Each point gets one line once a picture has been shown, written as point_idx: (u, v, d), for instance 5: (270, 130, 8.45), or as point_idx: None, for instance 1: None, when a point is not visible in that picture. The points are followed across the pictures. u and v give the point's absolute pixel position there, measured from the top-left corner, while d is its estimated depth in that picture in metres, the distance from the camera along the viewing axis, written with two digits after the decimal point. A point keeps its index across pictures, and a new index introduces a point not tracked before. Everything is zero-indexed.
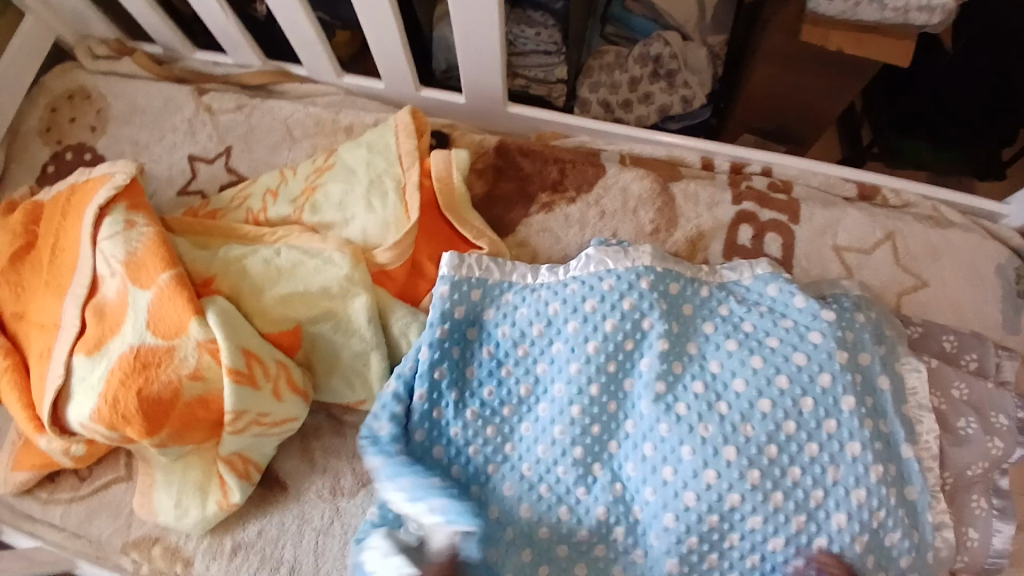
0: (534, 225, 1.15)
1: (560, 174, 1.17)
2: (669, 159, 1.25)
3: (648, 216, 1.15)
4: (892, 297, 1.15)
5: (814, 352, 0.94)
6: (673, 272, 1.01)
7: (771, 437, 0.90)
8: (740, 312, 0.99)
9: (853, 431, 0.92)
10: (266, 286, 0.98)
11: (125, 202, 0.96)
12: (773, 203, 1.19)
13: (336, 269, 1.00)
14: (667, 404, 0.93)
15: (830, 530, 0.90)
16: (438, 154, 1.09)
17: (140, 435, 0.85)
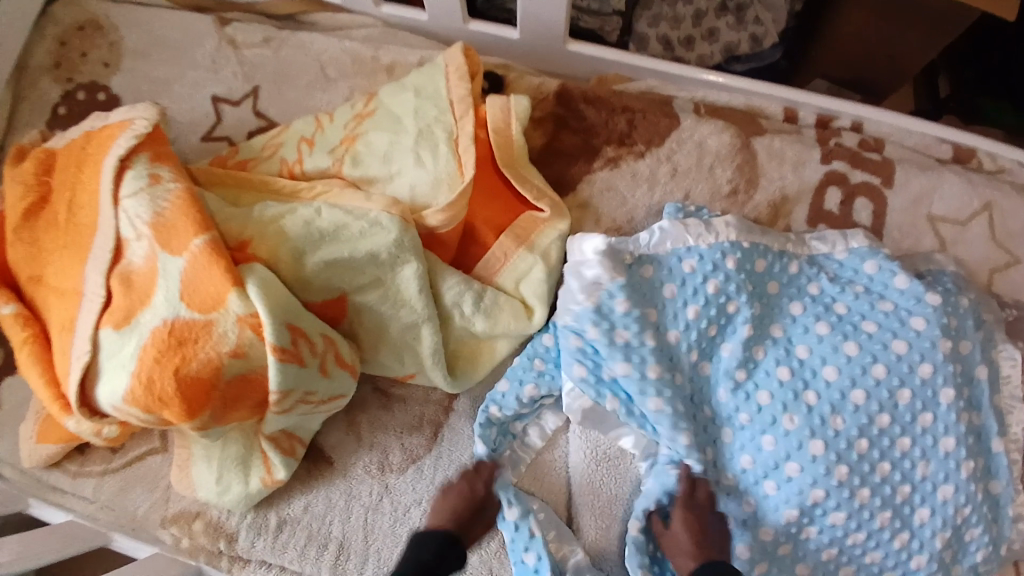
0: (598, 183, 1.03)
1: (628, 125, 1.04)
2: (749, 111, 1.11)
3: (726, 174, 1.02)
4: (983, 276, 1.01)
5: (916, 339, 0.84)
6: (761, 247, 0.90)
7: (862, 431, 0.82)
8: (832, 292, 0.89)
9: (955, 425, 0.82)
10: (307, 250, 0.88)
11: (148, 153, 0.86)
12: (866, 164, 1.04)
13: (384, 233, 0.89)
14: (748, 392, 0.85)
15: (919, 531, 0.82)
16: (496, 101, 0.98)
17: (180, 418, 0.78)
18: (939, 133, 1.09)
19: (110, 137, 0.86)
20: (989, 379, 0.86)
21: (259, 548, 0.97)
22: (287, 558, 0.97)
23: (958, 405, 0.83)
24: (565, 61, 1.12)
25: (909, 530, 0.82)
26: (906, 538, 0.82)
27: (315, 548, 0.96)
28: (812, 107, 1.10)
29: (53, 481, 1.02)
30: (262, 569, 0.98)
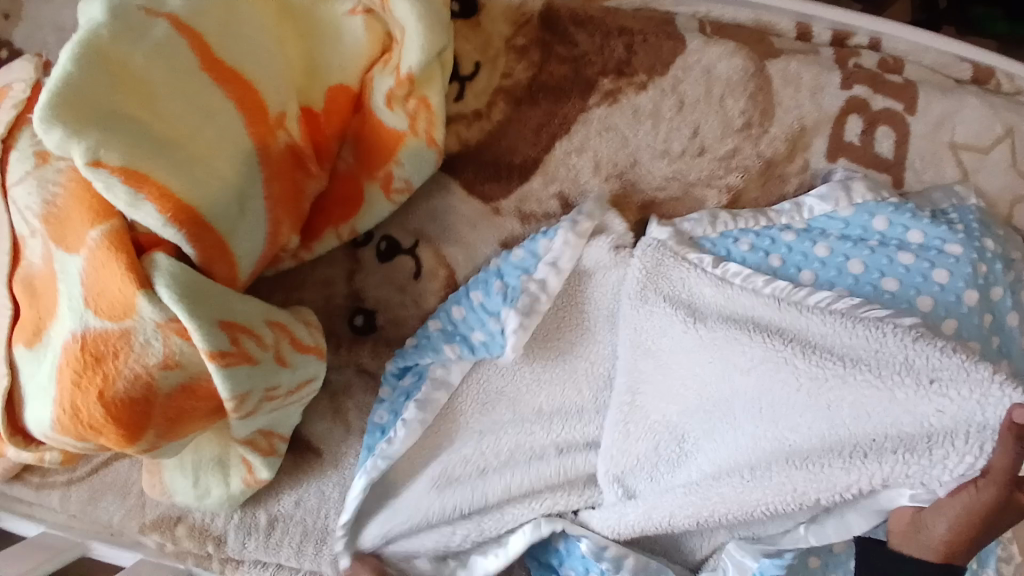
0: (594, 122, 0.89)
1: (627, 50, 0.89)
2: (757, 28, 0.98)
3: (738, 105, 0.90)
4: (1002, 208, 0.94)
5: (939, 292, 0.78)
6: (734, 232, 0.86)
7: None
8: (844, 249, 0.81)
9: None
10: (131, 60, 0.65)
11: (30, 126, 0.73)
12: (887, 86, 0.93)
13: (132, 45, 0.66)
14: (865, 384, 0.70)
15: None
16: (432, 17, 0.77)
17: (120, 444, 0.68)
18: (959, 50, 0.98)
19: None
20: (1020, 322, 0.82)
21: (252, 548, 0.92)
22: (283, 556, 0.92)
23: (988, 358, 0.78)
24: None
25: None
26: None
27: (312, 545, 0.91)
28: (827, 22, 0.97)
29: (17, 493, 0.96)
30: (257, 567, 0.94)
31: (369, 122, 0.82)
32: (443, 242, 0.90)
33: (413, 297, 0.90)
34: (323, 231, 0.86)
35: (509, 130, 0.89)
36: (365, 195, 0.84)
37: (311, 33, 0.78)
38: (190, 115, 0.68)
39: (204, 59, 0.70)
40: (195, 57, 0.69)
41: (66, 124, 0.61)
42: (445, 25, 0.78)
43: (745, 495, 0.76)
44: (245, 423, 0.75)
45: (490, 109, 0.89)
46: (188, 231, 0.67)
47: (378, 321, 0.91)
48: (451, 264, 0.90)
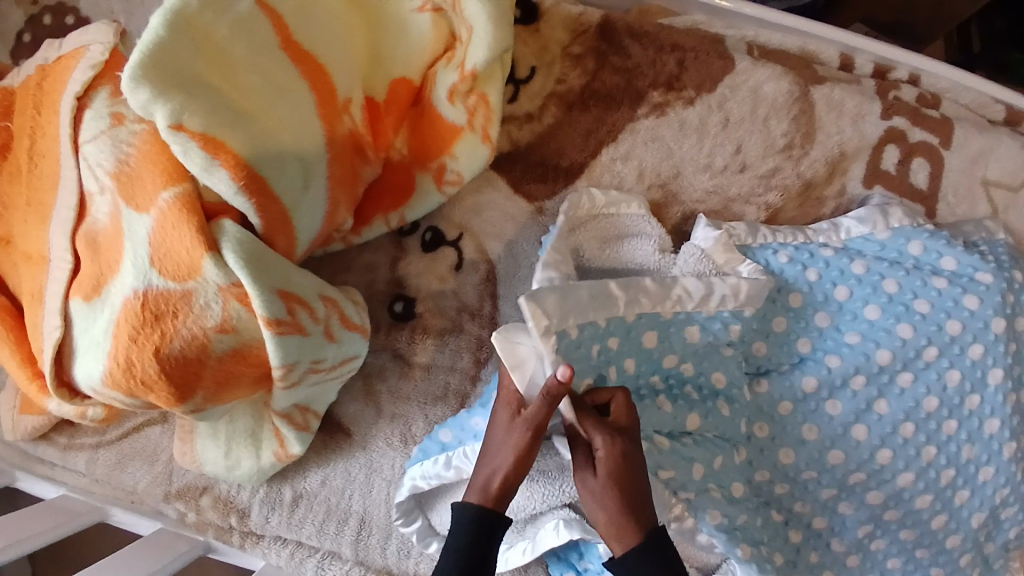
0: (642, 132, 0.92)
1: (678, 67, 0.92)
2: (802, 55, 1.01)
3: (781, 127, 0.93)
4: None
5: (965, 319, 0.79)
6: (777, 244, 0.85)
7: (925, 418, 0.79)
8: (880, 269, 0.82)
9: (987, 406, 0.80)
10: (217, 31, 0.69)
11: (108, 88, 0.76)
12: (926, 120, 0.96)
13: (219, 17, 0.69)
14: (778, 356, 0.81)
15: (950, 505, 0.81)
16: (501, 20, 0.80)
17: (169, 402, 0.70)
18: (997, 92, 1.00)
19: (69, 69, 0.79)
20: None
21: (274, 524, 0.93)
22: (304, 534, 0.93)
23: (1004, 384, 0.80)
24: None
25: (942, 505, 0.81)
26: (945, 520, 0.81)
27: (334, 524, 0.92)
28: (870, 54, 1.00)
29: (43, 454, 0.98)
30: (277, 544, 0.94)
31: (427, 114, 0.85)
32: (486, 237, 0.92)
33: (452, 288, 0.92)
34: (372, 217, 0.88)
35: (558, 133, 0.92)
36: (416, 185, 0.87)
37: (382, 24, 0.82)
38: (265, 88, 0.71)
39: (282, 39, 0.73)
40: (273, 35, 0.72)
41: (152, 85, 0.64)
42: (511, 26, 0.81)
43: None
44: (287, 394, 0.77)
45: (542, 112, 0.92)
46: (256, 200, 0.70)
47: (417, 309, 0.92)
48: (492, 259, 0.93)
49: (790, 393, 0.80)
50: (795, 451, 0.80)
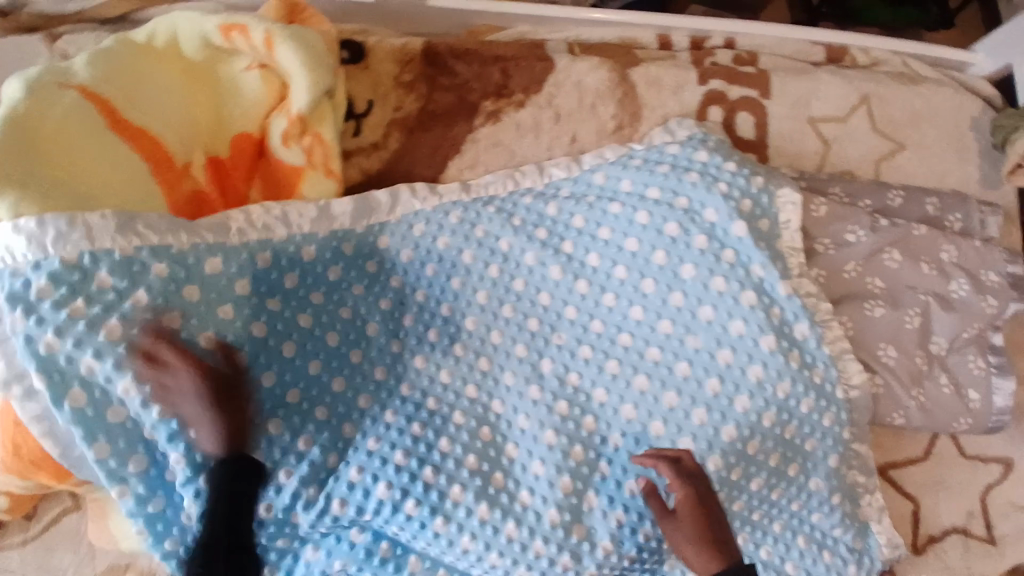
0: (482, 140, 0.98)
1: (503, 75, 0.98)
2: (623, 43, 1.10)
3: (609, 111, 1.01)
4: (870, 167, 1.04)
5: (684, 216, 0.88)
6: (484, 198, 0.94)
7: (682, 305, 0.86)
8: (689, 229, 0.87)
9: (740, 281, 0.85)
10: (45, 123, 0.76)
11: None
12: (742, 77, 1.04)
13: (47, 109, 0.77)
14: (525, 311, 0.91)
15: (744, 386, 0.83)
16: (315, 63, 0.85)
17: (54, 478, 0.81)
18: (811, 37, 1.08)
19: None
20: (857, 271, 0.93)
21: None
22: None
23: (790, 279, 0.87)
24: (419, 19, 1.06)
25: (745, 391, 0.83)
26: (816, 440, 0.86)
27: None
28: (683, 32, 1.09)
29: None
30: None
31: (270, 161, 0.90)
32: None
33: None
34: None
35: (406, 155, 0.96)
36: None
37: (214, 90, 0.89)
38: (96, 165, 0.78)
39: (108, 119, 0.80)
40: (101, 118, 0.80)
41: None
42: (328, 69, 0.87)
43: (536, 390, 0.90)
44: (110, 467, 0.76)
45: (386, 140, 0.96)
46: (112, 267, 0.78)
47: None
48: None
49: (637, 364, 0.87)
50: (637, 406, 0.87)
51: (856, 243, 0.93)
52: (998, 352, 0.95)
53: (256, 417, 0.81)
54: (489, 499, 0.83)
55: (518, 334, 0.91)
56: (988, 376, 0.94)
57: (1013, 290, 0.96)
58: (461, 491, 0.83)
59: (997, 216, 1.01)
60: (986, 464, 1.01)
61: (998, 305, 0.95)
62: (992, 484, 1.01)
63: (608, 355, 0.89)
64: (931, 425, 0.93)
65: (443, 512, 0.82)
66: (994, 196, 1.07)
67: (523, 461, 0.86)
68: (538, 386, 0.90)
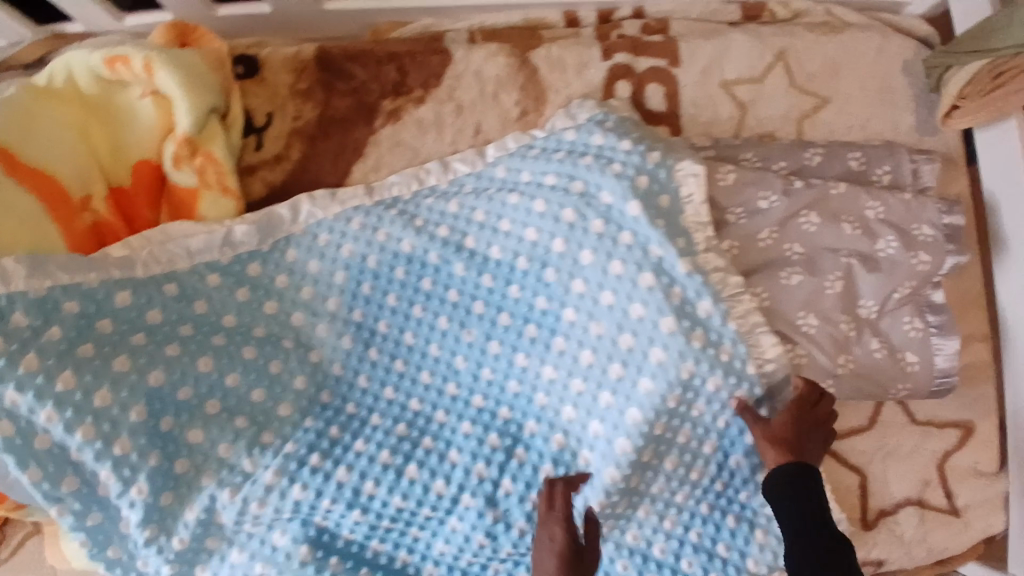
0: (385, 142, 0.96)
1: (400, 73, 0.96)
2: (528, 25, 1.06)
3: (512, 98, 0.98)
4: (792, 127, 1.00)
5: (580, 201, 0.85)
6: (387, 200, 0.93)
7: (582, 293, 0.84)
8: (586, 214, 0.85)
9: (632, 260, 0.82)
10: None
11: None
12: (649, 48, 1.00)
13: None
14: (435, 311, 0.90)
15: (647, 369, 0.82)
16: (193, 82, 0.86)
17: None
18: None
19: None
20: (773, 239, 0.89)
21: None
22: None
23: (694, 252, 0.85)
24: (320, 24, 1.05)
25: (649, 374, 0.82)
26: (729, 418, 0.85)
27: None
28: (590, 7, 1.04)
29: None
30: None
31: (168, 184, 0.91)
32: None
33: None
34: None
35: (308, 163, 0.96)
36: None
37: (110, 121, 0.90)
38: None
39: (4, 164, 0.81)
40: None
41: None
42: (209, 87, 0.88)
43: (450, 386, 0.90)
44: (44, 489, 0.79)
45: (288, 150, 0.96)
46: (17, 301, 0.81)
47: None
48: None
49: (545, 354, 0.87)
50: (548, 395, 0.87)
51: (769, 209, 0.89)
52: (936, 311, 0.89)
53: (178, 430, 0.84)
54: (403, 492, 0.85)
55: (429, 333, 0.91)
56: (926, 336, 0.89)
57: (949, 242, 0.90)
58: (375, 486, 0.85)
59: (933, 163, 0.94)
60: (940, 430, 0.96)
61: (933, 261, 0.88)
62: (948, 450, 0.96)
63: (516, 348, 0.88)
64: (865, 393, 0.89)
65: (359, 505, 0.85)
66: (931, 143, 1.01)
67: (439, 452, 0.87)
68: (453, 382, 0.90)
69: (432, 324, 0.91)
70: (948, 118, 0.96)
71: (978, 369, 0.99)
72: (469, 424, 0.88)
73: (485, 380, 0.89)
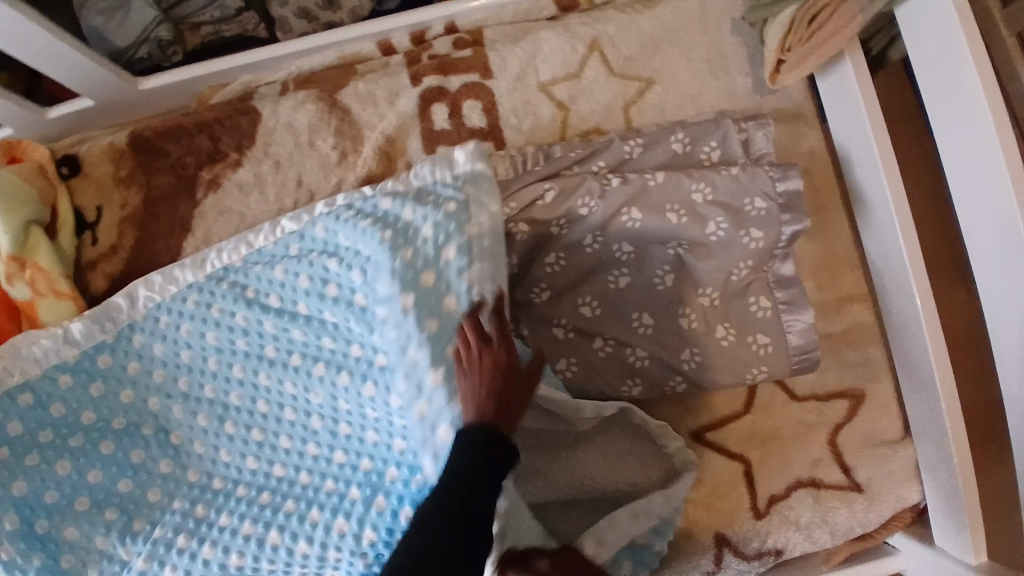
0: (210, 211, 0.97)
1: (212, 140, 0.97)
2: (345, 62, 1.02)
3: (328, 143, 0.97)
4: (620, 116, 0.96)
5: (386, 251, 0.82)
6: (219, 272, 0.93)
7: (392, 346, 0.82)
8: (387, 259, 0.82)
9: (434, 303, 0.79)
10: None
11: None
12: (458, 64, 0.96)
13: None
14: (280, 376, 0.91)
15: None
16: (14, 200, 0.90)
17: None
18: None
19: None
20: (598, 243, 0.86)
21: None
22: None
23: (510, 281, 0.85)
24: (146, 104, 1.02)
25: None
26: None
27: None
28: (402, 30, 1.00)
29: None
30: None
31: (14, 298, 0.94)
32: None
33: None
34: None
35: (143, 247, 0.98)
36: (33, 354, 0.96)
37: None
38: None
39: None
40: None
41: None
42: (28, 200, 0.91)
43: (310, 445, 0.92)
44: None
45: (122, 239, 0.98)
46: None
47: None
48: None
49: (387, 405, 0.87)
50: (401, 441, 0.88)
51: (589, 214, 0.86)
52: (784, 285, 0.86)
53: (54, 529, 0.89)
54: (269, 558, 0.87)
55: (283, 398, 0.92)
56: (776, 315, 0.85)
57: (785, 212, 0.85)
58: (241, 558, 0.87)
59: (766, 128, 0.89)
60: (825, 403, 0.92)
61: (766, 236, 0.84)
62: (839, 423, 0.92)
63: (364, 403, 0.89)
64: (725, 382, 0.85)
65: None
66: (772, 101, 0.96)
67: (299, 513, 0.88)
68: (313, 442, 0.92)
69: (282, 390, 0.92)
70: (775, 75, 0.87)
71: (859, 332, 0.94)
72: (332, 478, 0.90)
73: (344, 435, 0.91)
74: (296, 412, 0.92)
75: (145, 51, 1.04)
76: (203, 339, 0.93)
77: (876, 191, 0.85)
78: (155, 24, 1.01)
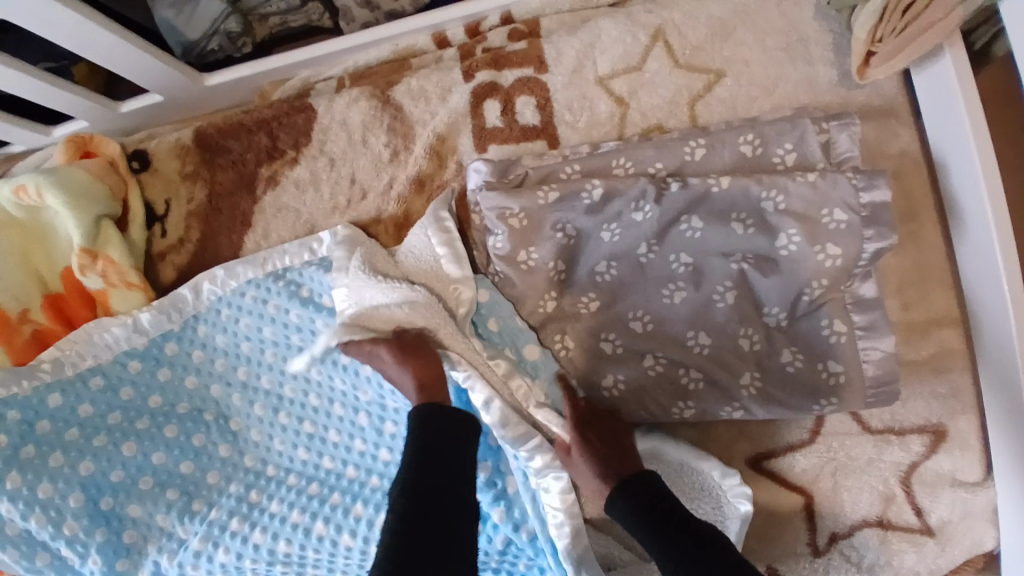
0: (268, 209, 0.99)
1: (270, 138, 0.98)
2: (400, 56, 1.00)
3: (381, 140, 0.96)
4: (684, 111, 0.89)
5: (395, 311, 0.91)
6: (278, 271, 0.95)
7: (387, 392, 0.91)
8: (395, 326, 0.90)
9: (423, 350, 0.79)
10: None
11: None
12: (513, 57, 0.92)
13: None
14: (331, 371, 0.93)
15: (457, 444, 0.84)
16: (89, 197, 0.95)
17: None
18: None
19: None
20: (653, 252, 0.81)
21: None
22: None
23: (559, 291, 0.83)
24: (212, 99, 1.05)
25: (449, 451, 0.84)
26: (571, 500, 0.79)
27: None
28: (455, 22, 0.97)
29: None
30: None
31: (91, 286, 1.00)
32: None
33: None
34: None
35: (206, 242, 1.01)
36: None
37: (26, 241, 0.97)
38: None
39: None
40: None
41: None
42: (101, 196, 0.97)
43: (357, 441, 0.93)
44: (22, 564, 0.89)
45: (188, 233, 1.01)
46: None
47: None
48: None
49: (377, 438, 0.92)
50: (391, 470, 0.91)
51: (644, 220, 0.80)
52: (863, 308, 0.78)
53: (118, 506, 0.92)
54: (314, 547, 0.89)
55: (334, 393, 0.94)
56: (851, 340, 0.78)
57: (869, 226, 0.76)
58: (291, 543, 0.89)
59: (849, 127, 0.80)
60: (903, 436, 0.84)
61: (845, 252, 0.76)
62: (917, 461, 0.84)
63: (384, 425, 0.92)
64: (789, 409, 0.79)
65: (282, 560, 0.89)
66: (862, 94, 0.87)
67: (345, 506, 0.90)
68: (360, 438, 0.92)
69: (333, 385, 0.94)
70: (864, 68, 0.81)
71: (949, 357, 0.85)
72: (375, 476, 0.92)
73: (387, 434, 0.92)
74: (345, 408, 0.93)
75: (216, 43, 1.02)
76: (262, 332, 0.95)
77: (974, 201, 0.80)
78: (224, 17, 0.99)
